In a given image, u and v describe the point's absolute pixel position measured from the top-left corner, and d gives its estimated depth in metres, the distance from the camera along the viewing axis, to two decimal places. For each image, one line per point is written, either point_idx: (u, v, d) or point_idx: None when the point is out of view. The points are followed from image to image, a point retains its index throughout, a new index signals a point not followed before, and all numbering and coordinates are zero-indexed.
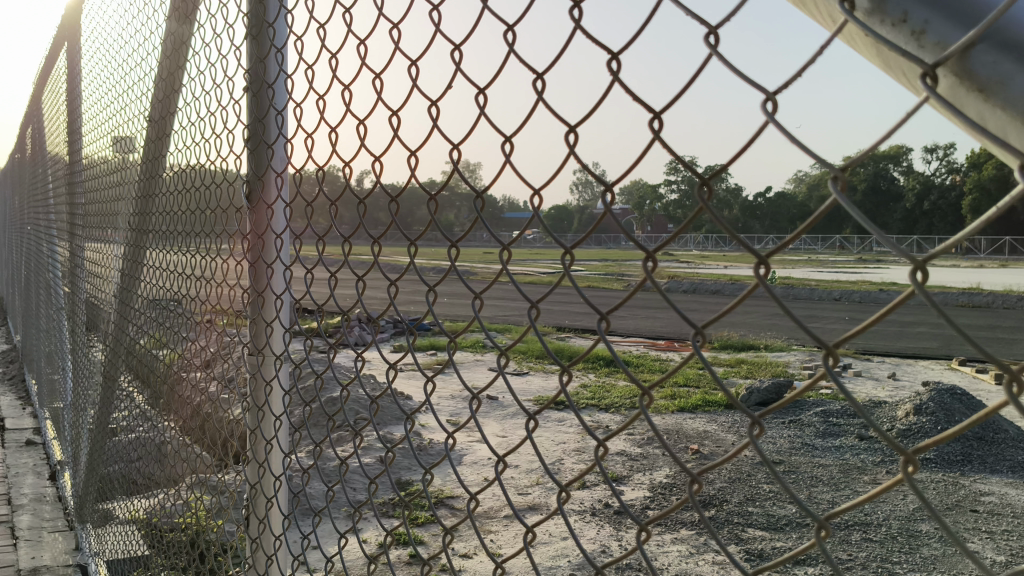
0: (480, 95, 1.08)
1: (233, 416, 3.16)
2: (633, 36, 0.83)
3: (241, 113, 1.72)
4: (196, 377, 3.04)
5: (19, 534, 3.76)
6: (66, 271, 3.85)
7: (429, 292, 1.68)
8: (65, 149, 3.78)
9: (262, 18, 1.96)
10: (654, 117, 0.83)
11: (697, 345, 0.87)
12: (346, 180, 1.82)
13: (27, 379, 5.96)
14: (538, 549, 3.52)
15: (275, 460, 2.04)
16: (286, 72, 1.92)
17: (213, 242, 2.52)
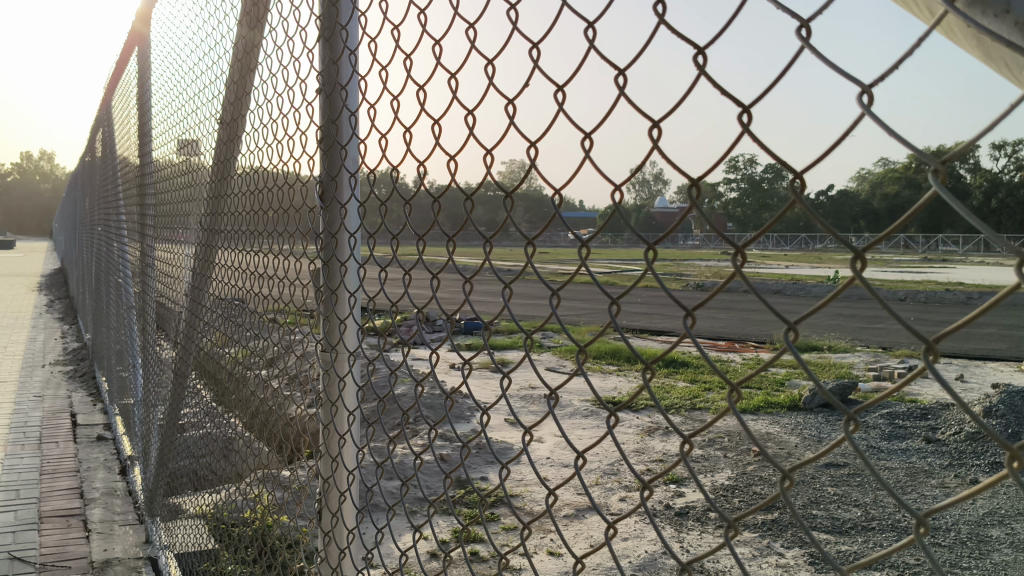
0: (559, 92, 1.07)
1: (299, 412, 3.21)
2: (722, 28, 0.81)
3: (314, 114, 1.74)
4: (262, 374, 3.09)
5: (92, 526, 3.87)
6: (137, 270, 3.94)
7: (505, 288, 1.68)
8: (136, 151, 3.88)
9: (335, 20, 1.98)
10: (743, 111, 0.81)
11: (789, 340, 0.85)
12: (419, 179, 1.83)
13: (96, 376, 6.12)
14: (618, 545, 3.53)
15: (348, 454, 2.08)
16: (358, 72, 1.94)
17: (281, 242, 2.57)
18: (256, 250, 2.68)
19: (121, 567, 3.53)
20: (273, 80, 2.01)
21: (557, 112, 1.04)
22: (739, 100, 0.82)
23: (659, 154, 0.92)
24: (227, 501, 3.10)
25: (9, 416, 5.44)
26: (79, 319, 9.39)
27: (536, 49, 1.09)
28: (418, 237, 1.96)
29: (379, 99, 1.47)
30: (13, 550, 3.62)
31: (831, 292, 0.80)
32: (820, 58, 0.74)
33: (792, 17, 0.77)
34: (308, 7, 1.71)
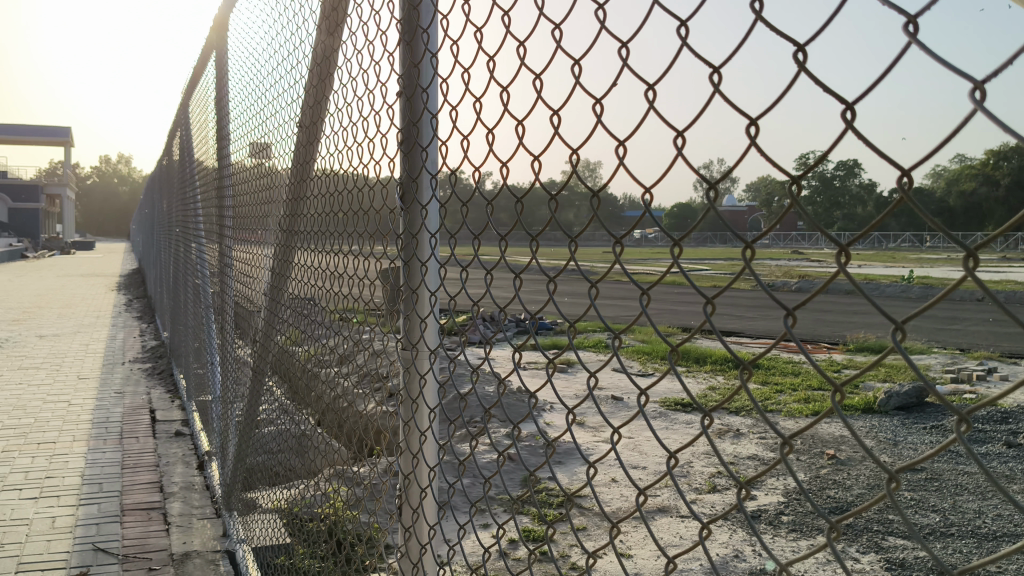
0: (650, 91, 1.04)
1: (367, 410, 3.28)
2: (825, 23, 0.77)
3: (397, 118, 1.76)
4: (333, 372, 3.16)
5: (172, 519, 3.98)
6: (215, 270, 4.06)
7: (591, 288, 1.58)
8: (214, 155, 3.99)
9: (415, 23, 2.00)
10: (846, 109, 0.77)
11: (895, 342, 0.81)
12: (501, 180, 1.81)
13: (174, 373, 6.30)
14: (715, 545, 3.52)
15: (428, 450, 2.11)
16: (439, 74, 1.95)
17: (360, 243, 2.62)
18: (334, 251, 2.75)
19: (200, 559, 3.63)
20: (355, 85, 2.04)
21: (648, 111, 1.01)
22: (841, 97, 0.78)
23: (757, 151, 0.88)
24: (303, 497, 3.17)
25: (92, 412, 5.63)
26: (154, 319, 9.67)
27: (625, 48, 1.06)
28: (500, 237, 1.94)
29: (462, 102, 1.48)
30: (98, 541, 3.75)
31: (939, 293, 0.75)
32: (929, 53, 0.69)
33: (899, 12, 0.73)
34: (390, 10, 1.73)
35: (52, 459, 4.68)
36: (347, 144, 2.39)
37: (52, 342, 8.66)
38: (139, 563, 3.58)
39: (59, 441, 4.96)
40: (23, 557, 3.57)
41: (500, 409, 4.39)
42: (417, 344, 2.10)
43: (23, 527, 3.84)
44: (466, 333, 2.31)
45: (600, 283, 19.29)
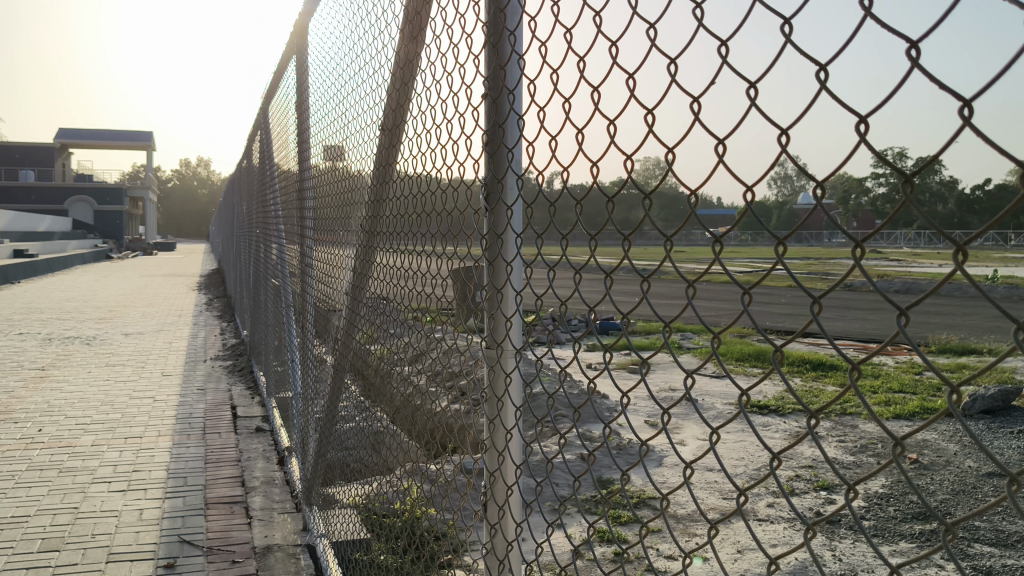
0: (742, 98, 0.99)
1: (440, 409, 3.33)
2: (942, 16, 0.71)
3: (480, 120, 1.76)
4: (408, 372, 3.22)
5: (254, 513, 4.09)
6: (297, 270, 4.17)
7: (687, 287, 1.45)
8: (295, 160, 4.10)
9: (502, 25, 2.01)
10: (963, 106, 0.71)
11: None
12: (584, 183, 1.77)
13: (253, 371, 6.47)
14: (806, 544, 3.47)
15: (515, 448, 2.12)
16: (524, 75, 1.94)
17: (444, 244, 2.66)
18: (411, 251, 2.81)
19: (281, 553, 3.74)
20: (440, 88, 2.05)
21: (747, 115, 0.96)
22: (961, 95, 0.71)
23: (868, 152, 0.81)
24: (380, 493, 3.24)
25: (175, 407, 5.81)
26: (233, 318, 9.94)
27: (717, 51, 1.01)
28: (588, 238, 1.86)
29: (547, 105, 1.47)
30: (184, 533, 3.86)
31: None
32: None
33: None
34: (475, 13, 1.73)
35: (139, 453, 4.84)
36: (428, 148, 2.42)
37: (136, 340, 8.96)
38: (223, 555, 3.68)
39: (145, 436, 5.13)
40: (114, 548, 3.69)
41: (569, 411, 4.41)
42: (501, 344, 2.11)
43: (113, 518, 3.98)
44: (552, 333, 2.28)
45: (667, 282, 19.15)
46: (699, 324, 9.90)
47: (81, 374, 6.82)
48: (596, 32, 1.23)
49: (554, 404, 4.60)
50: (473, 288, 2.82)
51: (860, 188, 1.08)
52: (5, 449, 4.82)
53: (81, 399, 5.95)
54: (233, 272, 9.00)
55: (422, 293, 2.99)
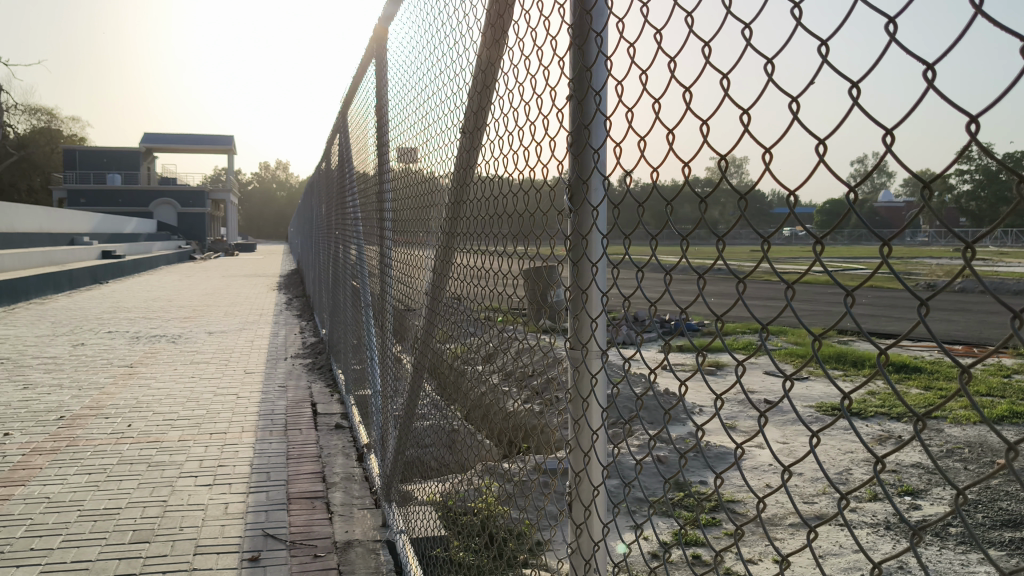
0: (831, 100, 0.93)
1: (514, 410, 3.38)
2: None
3: (564, 120, 1.71)
4: (482, 372, 3.26)
5: (334, 508, 4.20)
6: (379, 272, 4.28)
7: (787, 289, 1.36)
8: (375, 164, 4.22)
9: (586, 24, 1.94)
10: None
11: None
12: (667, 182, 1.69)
13: (332, 369, 6.63)
14: (890, 549, 3.39)
15: (601, 449, 2.07)
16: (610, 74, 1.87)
17: (526, 245, 2.67)
18: (483, 251, 2.88)
19: (362, 548, 3.83)
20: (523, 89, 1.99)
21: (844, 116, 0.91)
22: None
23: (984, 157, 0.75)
24: (455, 491, 3.26)
25: (258, 404, 5.96)
26: (312, 318, 10.21)
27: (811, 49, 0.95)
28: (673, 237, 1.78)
29: (632, 104, 1.40)
30: (268, 527, 3.97)
31: None
32: None
33: None
34: (561, 12, 1.67)
35: (224, 448, 4.98)
36: (508, 150, 2.41)
37: (220, 339, 9.22)
38: (305, 550, 3.78)
39: (230, 432, 5.28)
40: (201, 540, 3.81)
41: (645, 413, 4.41)
42: (586, 344, 2.06)
43: (200, 512, 4.10)
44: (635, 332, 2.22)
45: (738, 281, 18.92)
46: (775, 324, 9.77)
47: (169, 371, 7.06)
48: (688, 32, 1.19)
49: (630, 406, 4.58)
50: (546, 288, 2.86)
51: (944, 185, 0.99)
52: (98, 443, 5.02)
53: (168, 395, 6.15)
54: (313, 273, 9.24)
55: (497, 295, 3.02)
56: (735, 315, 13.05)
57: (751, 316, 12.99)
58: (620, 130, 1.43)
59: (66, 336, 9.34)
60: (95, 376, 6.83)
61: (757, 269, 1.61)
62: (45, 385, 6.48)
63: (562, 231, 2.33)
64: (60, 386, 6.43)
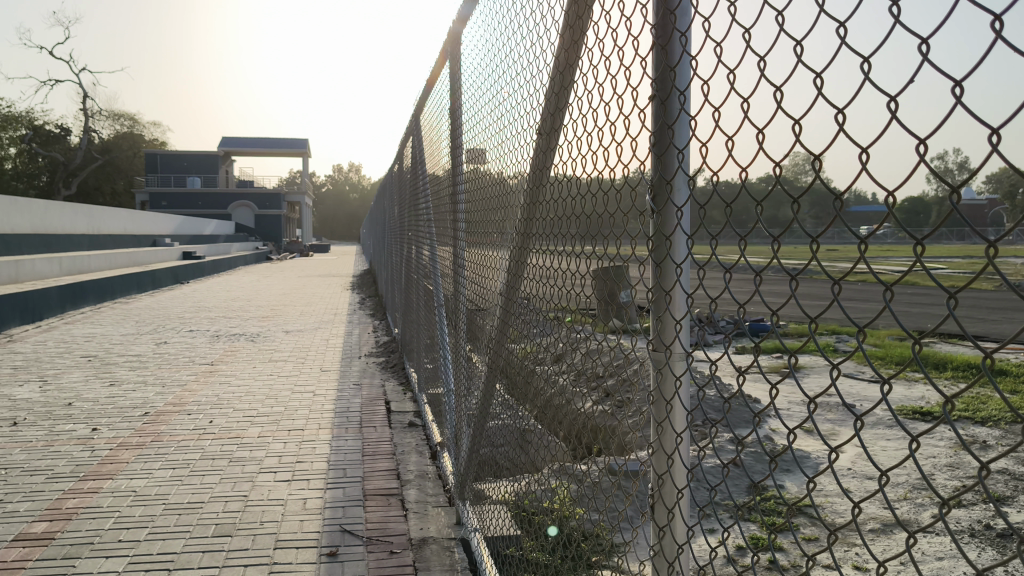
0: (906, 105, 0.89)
1: (585, 410, 3.41)
2: None
3: (647, 120, 1.63)
4: (552, 373, 3.27)
5: (409, 506, 4.28)
6: (452, 271, 4.34)
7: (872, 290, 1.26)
8: (449, 165, 4.29)
9: (669, 21, 1.85)
10: None
11: None
12: (755, 182, 1.59)
13: (405, 367, 6.72)
14: (974, 557, 3.29)
15: (684, 452, 1.96)
16: (695, 71, 1.77)
17: (602, 247, 2.64)
18: (554, 251, 2.89)
19: (437, 545, 3.88)
20: (601, 88, 1.91)
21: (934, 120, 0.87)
22: None
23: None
24: (528, 492, 3.26)
25: (334, 401, 6.09)
26: (384, 316, 10.37)
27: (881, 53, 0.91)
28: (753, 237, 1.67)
29: (719, 102, 1.32)
30: (346, 523, 4.05)
31: None
32: None
33: None
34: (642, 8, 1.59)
35: (302, 445, 5.09)
36: (582, 152, 2.37)
37: (296, 337, 9.44)
38: (382, 546, 3.84)
39: (307, 429, 5.40)
40: (280, 535, 3.90)
41: (726, 416, 4.37)
42: (670, 345, 1.94)
43: (280, 507, 4.20)
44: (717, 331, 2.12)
45: (814, 280, 18.46)
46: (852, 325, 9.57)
47: (248, 369, 7.25)
48: (781, 29, 1.11)
49: (716, 406, 4.54)
50: (616, 288, 2.86)
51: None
52: (181, 438, 5.18)
53: (248, 392, 6.32)
54: (385, 272, 9.38)
55: (570, 297, 3.02)
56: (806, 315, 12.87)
57: (823, 316, 12.78)
58: (706, 132, 1.35)
59: (150, 334, 9.66)
60: (178, 373, 7.05)
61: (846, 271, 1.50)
62: (131, 381, 6.72)
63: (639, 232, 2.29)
64: (145, 383, 6.66)
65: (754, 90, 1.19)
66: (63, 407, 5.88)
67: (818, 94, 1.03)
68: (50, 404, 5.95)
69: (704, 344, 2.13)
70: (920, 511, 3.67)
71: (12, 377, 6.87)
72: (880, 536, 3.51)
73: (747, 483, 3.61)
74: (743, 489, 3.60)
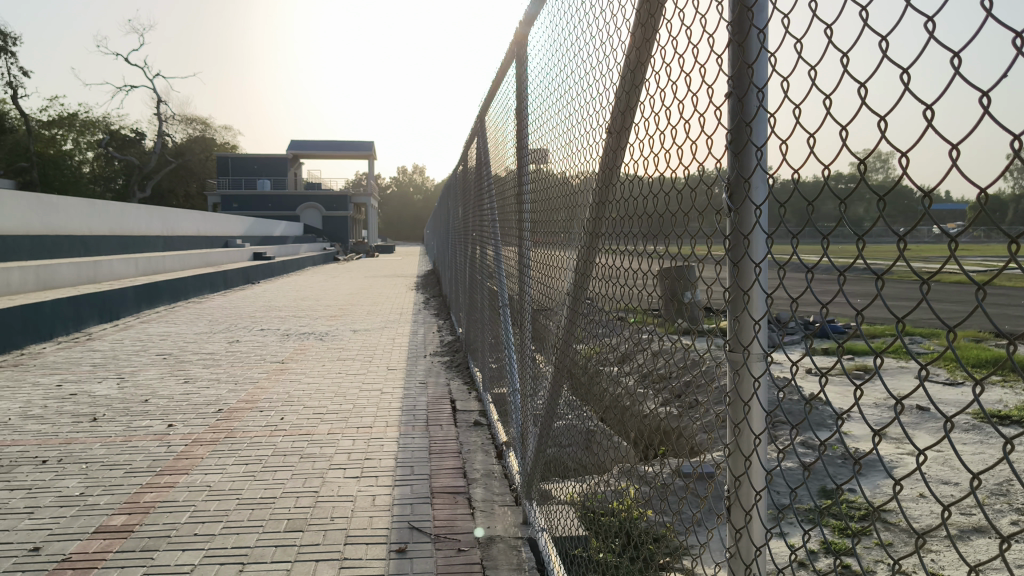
0: (992, 98, 0.86)
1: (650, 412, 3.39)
2: None
3: (722, 115, 1.54)
4: (616, 373, 3.26)
5: (476, 504, 4.30)
6: (517, 272, 4.35)
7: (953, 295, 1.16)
8: (514, 166, 4.31)
9: (743, 14, 1.76)
10: None
11: None
12: (835, 180, 1.49)
13: (470, 367, 6.75)
14: None
15: (762, 456, 1.84)
16: (773, 65, 1.67)
17: (669, 247, 2.59)
18: (621, 251, 2.87)
19: (504, 545, 3.89)
20: (672, 85, 1.83)
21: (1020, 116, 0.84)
22: None
23: None
24: (596, 493, 3.25)
25: (401, 399, 6.16)
26: (450, 315, 10.44)
27: (963, 49, 0.89)
28: (827, 236, 1.55)
29: (798, 103, 1.26)
30: (414, 520, 4.08)
31: None
32: None
33: None
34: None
35: (370, 442, 5.16)
36: (650, 151, 2.30)
37: (363, 336, 9.59)
38: (449, 543, 3.87)
39: (375, 426, 5.47)
40: (350, 531, 3.95)
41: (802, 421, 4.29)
42: (748, 347, 1.83)
43: (349, 503, 4.26)
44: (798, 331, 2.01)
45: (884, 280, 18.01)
46: (927, 327, 9.31)
47: (317, 366, 7.39)
48: (865, 27, 1.06)
49: (792, 409, 4.45)
50: (684, 289, 2.82)
51: None
52: (253, 435, 5.29)
53: (317, 389, 6.43)
54: (450, 272, 9.44)
55: (637, 298, 2.99)
56: (875, 315, 12.61)
57: (894, 315, 12.51)
58: (785, 131, 1.29)
59: (222, 333, 9.90)
60: (250, 371, 7.20)
61: (915, 269, 1.42)
62: (205, 379, 6.90)
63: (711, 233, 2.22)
64: (218, 380, 6.82)
65: (834, 93, 1.14)
66: (141, 403, 6.05)
67: (896, 91, 1.00)
68: (128, 400, 6.14)
69: (783, 347, 2.04)
70: (1000, 517, 3.56)
71: (93, 374, 7.11)
72: (958, 541, 3.40)
73: (820, 487, 3.52)
74: (815, 491, 3.51)
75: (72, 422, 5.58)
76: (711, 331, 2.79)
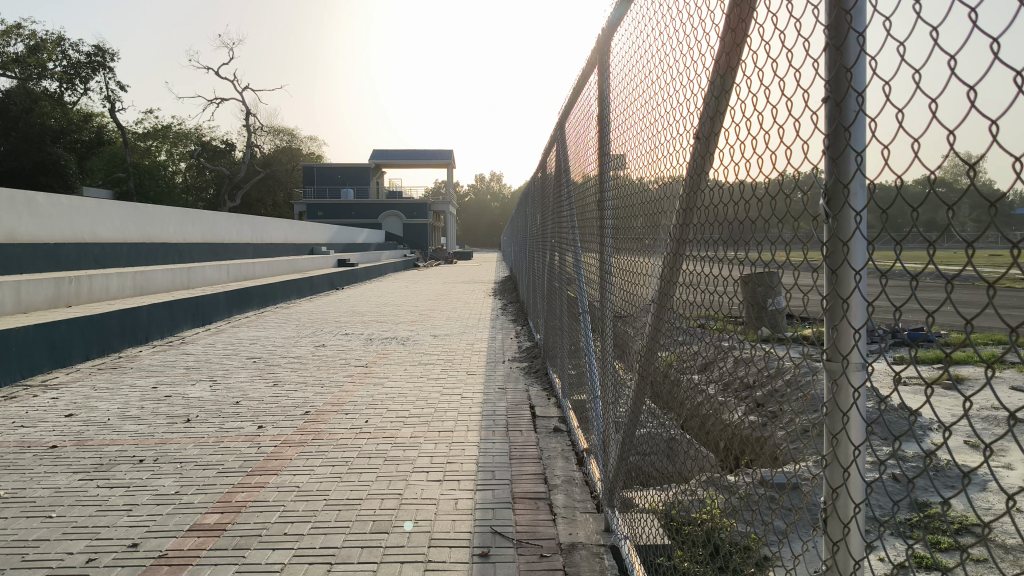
0: None
1: (733, 420, 3.34)
2: None
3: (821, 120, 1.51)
4: (698, 381, 3.22)
5: (558, 510, 4.32)
6: (599, 278, 4.35)
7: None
8: (597, 172, 4.31)
9: (841, 19, 1.71)
10: None
11: None
12: (940, 186, 1.44)
13: (550, 373, 6.76)
14: None
15: (861, 468, 1.79)
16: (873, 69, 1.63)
17: (756, 253, 2.55)
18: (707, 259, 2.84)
19: (586, 551, 3.88)
20: (766, 90, 1.79)
21: None
22: None
23: None
24: (681, 501, 3.22)
25: (481, 404, 6.21)
26: (529, 320, 10.45)
27: None
28: (931, 242, 1.50)
29: (901, 108, 1.24)
30: (496, 525, 4.12)
31: None
32: None
33: None
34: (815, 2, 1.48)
35: (452, 446, 5.22)
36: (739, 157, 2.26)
37: (443, 341, 9.69)
38: (531, 549, 3.89)
39: (456, 430, 5.53)
40: (434, 534, 4.00)
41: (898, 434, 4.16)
42: (847, 355, 1.78)
43: (432, 506, 4.32)
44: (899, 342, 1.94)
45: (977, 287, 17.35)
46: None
47: (399, 371, 7.50)
48: (976, 27, 1.04)
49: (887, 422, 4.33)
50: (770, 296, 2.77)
51: None
52: (339, 437, 5.42)
53: (400, 393, 6.53)
54: (530, 278, 9.46)
55: (721, 305, 2.95)
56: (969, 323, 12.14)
57: (990, 321, 12.02)
58: (888, 136, 1.26)
59: (308, 337, 10.16)
60: (336, 374, 7.37)
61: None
62: (292, 382, 7.09)
63: (802, 238, 2.16)
64: (305, 383, 7.00)
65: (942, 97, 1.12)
66: (232, 405, 6.25)
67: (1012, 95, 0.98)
68: (219, 402, 6.35)
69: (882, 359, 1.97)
70: None
71: (186, 377, 7.37)
72: None
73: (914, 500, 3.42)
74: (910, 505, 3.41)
75: (167, 423, 5.80)
76: (796, 339, 2.74)
